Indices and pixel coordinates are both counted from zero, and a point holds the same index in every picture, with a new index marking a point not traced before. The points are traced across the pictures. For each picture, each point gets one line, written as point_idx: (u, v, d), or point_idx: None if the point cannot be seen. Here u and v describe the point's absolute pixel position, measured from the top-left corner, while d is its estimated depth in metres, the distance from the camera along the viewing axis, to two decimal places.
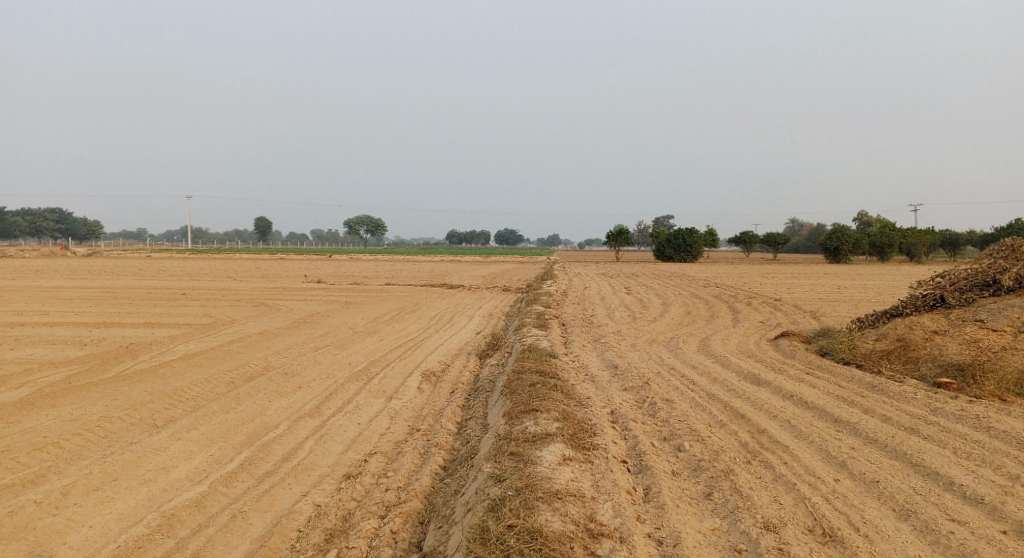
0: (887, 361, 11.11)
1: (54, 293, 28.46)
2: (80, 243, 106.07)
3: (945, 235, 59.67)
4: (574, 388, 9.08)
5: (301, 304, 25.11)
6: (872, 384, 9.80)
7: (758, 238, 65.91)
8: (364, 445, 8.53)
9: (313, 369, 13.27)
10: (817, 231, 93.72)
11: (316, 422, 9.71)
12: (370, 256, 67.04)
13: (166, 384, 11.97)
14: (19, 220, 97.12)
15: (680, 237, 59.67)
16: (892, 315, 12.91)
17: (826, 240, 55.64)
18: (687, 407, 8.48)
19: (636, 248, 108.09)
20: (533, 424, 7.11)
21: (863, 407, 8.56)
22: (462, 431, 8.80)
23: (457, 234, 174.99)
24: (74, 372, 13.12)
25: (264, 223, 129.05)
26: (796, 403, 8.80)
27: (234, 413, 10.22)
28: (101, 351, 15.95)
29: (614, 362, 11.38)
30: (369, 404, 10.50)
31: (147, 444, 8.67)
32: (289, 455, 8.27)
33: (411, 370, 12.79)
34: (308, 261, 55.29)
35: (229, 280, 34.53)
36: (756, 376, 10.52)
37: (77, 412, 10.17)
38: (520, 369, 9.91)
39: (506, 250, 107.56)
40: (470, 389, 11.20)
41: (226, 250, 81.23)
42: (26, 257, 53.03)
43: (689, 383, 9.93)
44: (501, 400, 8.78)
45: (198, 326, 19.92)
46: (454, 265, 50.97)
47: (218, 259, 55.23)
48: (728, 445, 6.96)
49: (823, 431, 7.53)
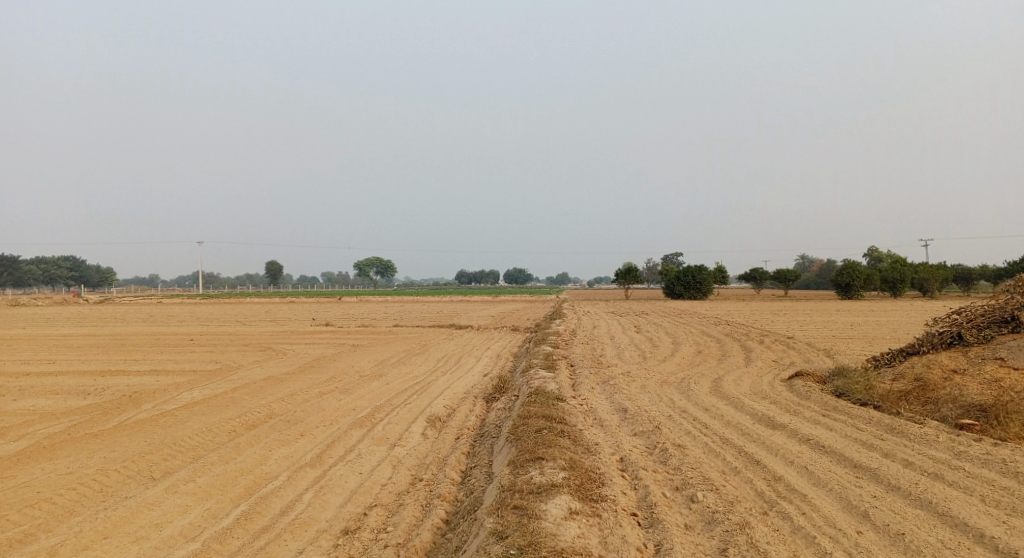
0: (905, 401, 10.77)
1: (63, 341, 28.42)
2: (94, 288, 107.01)
3: (958, 270, 59.11)
4: (581, 434, 8.79)
5: (308, 348, 24.91)
6: (891, 426, 9.47)
7: (767, 274, 65.48)
8: (365, 496, 8.24)
9: (317, 416, 13.01)
10: (828, 266, 93.21)
11: (317, 472, 9.44)
12: (380, 298, 67.10)
13: (166, 434, 11.73)
14: (33, 267, 97.80)
15: (689, 275, 59.39)
16: (909, 354, 12.58)
17: (837, 276, 55.23)
18: (699, 453, 8.16)
19: (645, 287, 107.85)
20: (538, 474, 6.82)
21: (882, 451, 8.24)
22: (466, 480, 8.50)
23: (466, 275, 175.38)
24: (74, 423, 12.91)
25: (274, 267, 129.62)
26: (813, 448, 8.48)
27: (233, 464, 9.96)
28: (105, 400, 15.77)
29: (624, 405, 11.08)
30: (372, 452, 10.23)
31: (142, 499, 8.41)
32: (287, 509, 7.99)
33: (415, 415, 12.51)
34: (318, 303, 55.36)
35: (237, 325, 34.42)
36: (770, 418, 10.20)
37: (73, 465, 9.94)
38: (526, 414, 9.62)
39: (515, 290, 107.64)
40: (476, 435, 10.91)
41: (237, 294, 81.78)
42: (38, 305, 53.07)
43: (701, 427, 9.61)
44: (506, 447, 8.50)
45: (203, 373, 19.74)
46: (463, 305, 50.78)
47: (228, 304, 55.28)
48: (744, 494, 6.64)
49: (842, 478, 7.20)
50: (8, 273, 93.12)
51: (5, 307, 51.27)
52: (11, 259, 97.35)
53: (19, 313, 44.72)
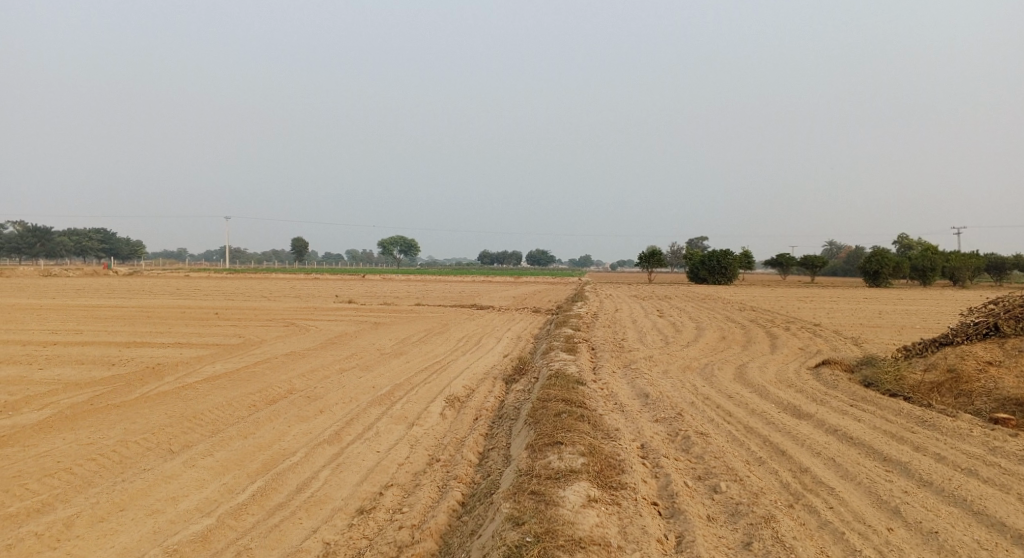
0: (937, 393, 10.46)
1: (91, 311, 28.76)
2: (123, 261, 108.60)
3: (991, 259, 57.83)
4: (601, 419, 8.62)
5: (331, 324, 24.95)
6: (922, 419, 9.18)
7: (794, 260, 64.56)
8: (381, 476, 8.15)
9: (336, 392, 12.96)
10: (856, 254, 91.75)
11: (334, 449, 9.38)
12: (403, 276, 67.34)
13: (187, 407, 11.76)
14: (65, 238, 99.43)
15: (714, 259, 58.71)
16: (942, 344, 12.23)
17: (865, 263, 54.30)
18: (723, 441, 7.95)
19: (669, 270, 107.05)
20: (556, 459, 6.66)
21: (913, 445, 7.98)
22: (483, 463, 8.37)
23: (489, 256, 175.36)
24: (98, 393, 13.00)
25: (300, 242, 130.73)
26: (841, 439, 8.24)
27: (252, 439, 9.93)
28: (128, 371, 15.88)
29: (646, 390, 10.88)
30: (390, 431, 10.15)
31: (159, 472, 8.40)
32: (303, 486, 7.93)
33: (434, 394, 12.41)
34: (341, 280, 55.68)
35: (261, 300, 34.64)
36: (796, 407, 9.94)
37: (95, 436, 9.98)
38: (546, 397, 9.46)
39: (538, 271, 107.26)
40: (494, 416, 10.78)
41: (263, 269, 82.48)
42: (68, 277, 54.00)
43: (725, 415, 9.38)
44: (525, 430, 8.35)
45: (226, 347, 19.83)
46: (486, 285, 50.67)
47: (254, 279, 55.78)
48: (769, 486, 6.44)
49: (871, 471, 6.97)
50: (41, 244, 94.79)
51: (37, 277, 52.11)
52: (43, 230, 99.05)
53: (50, 283, 45.46)
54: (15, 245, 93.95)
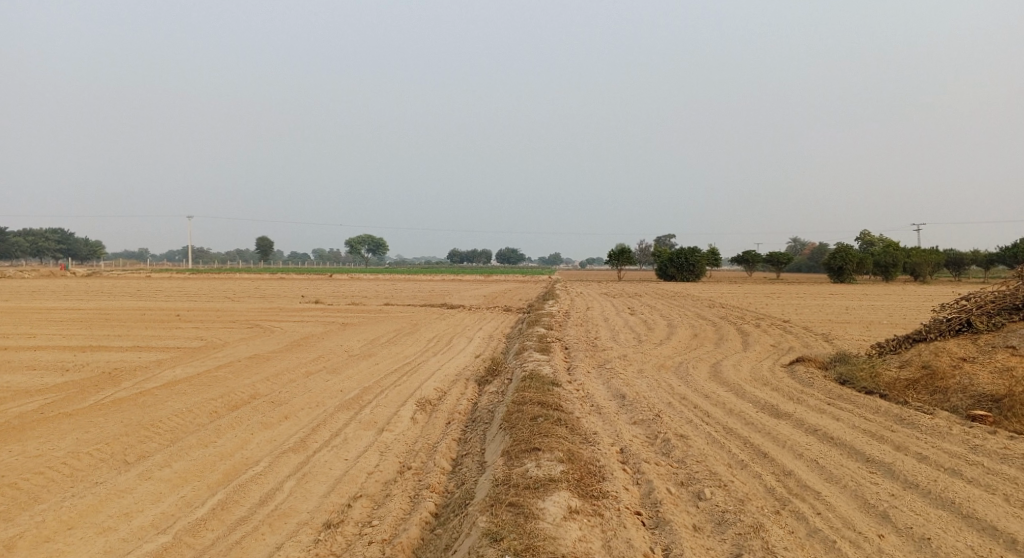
0: (913, 390, 10.38)
1: (46, 315, 27.75)
2: (82, 262, 106.09)
3: (950, 254, 58.95)
4: (579, 422, 8.36)
5: (297, 326, 24.37)
6: (901, 417, 9.07)
7: (760, 257, 65.17)
8: (349, 486, 7.80)
9: (303, 397, 12.51)
10: (820, 250, 92.98)
11: (299, 458, 8.98)
12: (370, 276, 66.61)
13: (145, 415, 11.25)
14: (20, 239, 96.83)
15: (682, 256, 58.99)
16: (915, 341, 12.19)
17: (829, 259, 55.02)
18: (704, 444, 7.73)
19: (637, 268, 107.76)
20: (534, 467, 6.37)
21: (894, 444, 7.84)
22: (456, 471, 8.05)
23: (457, 254, 174.66)
24: (49, 401, 12.41)
25: (265, 241, 128.87)
26: (822, 439, 8.09)
27: (212, 448, 9.48)
28: (83, 377, 15.23)
29: (622, 391, 10.64)
30: (358, 437, 9.77)
31: (113, 485, 7.92)
32: (267, 498, 7.54)
33: (404, 398, 12.05)
34: (309, 281, 54.93)
35: (225, 301, 33.84)
36: (774, 407, 9.78)
37: (44, 447, 9.46)
38: (521, 400, 9.17)
39: (506, 269, 107.11)
40: (467, 420, 10.46)
41: (228, 270, 81.24)
42: (26, 278, 52.51)
43: (703, 416, 9.17)
44: (500, 435, 8.05)
45: (187, 350, 19.18)
46: (455, 284, 50.29)
47: (219, 280, 54.61)
48: (754, 492, 6.23)
49: (856, 473, 6.80)
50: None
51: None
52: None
53: (5, 286, 44.01)
54: None
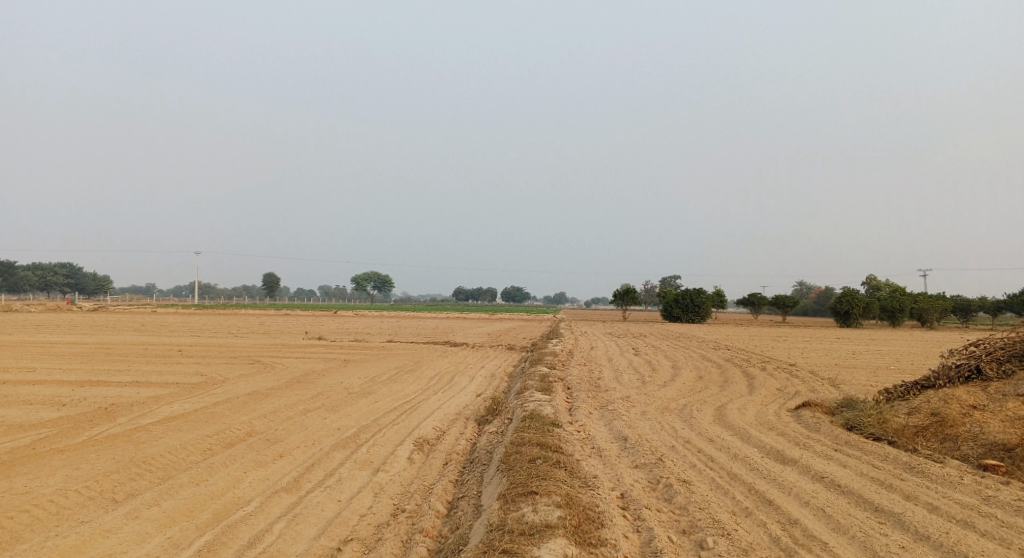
0: (922, 438, 10.14)
1: (48, 348, 27.63)
2: (89, 296, 106.43)
3: (957, 300, 58.57)
4: (578, 465, 8.14)
5: (299, 362, 24.18)
6: (910, 465, 8.81)
7: (766, 300, 64.89)
8: (340, 528, 7.59)
9: (299, 435, 12.30)
10: (826, 294, 92.66)
11: (292, 498, 8.77)
12: (375, 313, 66.47)
13: (137, 451, 11.04)
14: (29, 273, 97.25)
15: (687, 297, 58.75)
16: (924, 387, 11.95)
17: (835, 303, 54.74)
18: (707, 490, 7.50)
19: (641, 310, 107.47)
20: (531, 511, 6.17)
21: (904, 493, 7.60)
22: (452, 513, 7.84)
23: (462, 293, 174.78)
24: (42, 436, 12.21)
25: (271, 278, 129.11)
26: (829, 487, 7.85)
27: (204, 486, 9.28)
28: (79, 412, 15.05)
29: (624, 433, 10.41)
30: (353, 477, 9.56)
31: (98, 524, 7.73)
32: (256, 540, 7.33)
33: (403, 437, 11.84)
34: (314, 317, 54.81)
35: (227, 336, 33.68)
36: (780, 452, 9.53)
37: (32, 484, 9.26)
38: (520, 441, 8.97)
39: (510, 308, 106.95)
40: (466, 461, 10.23)
41: (233, 305, 81.30)
42: (32, 311, 52.52)
43: (707, 460, 8.94)
44: (498, 478, 7.84)
45: (187, 385, 19.02)
46: (459, 322, 50.13)
47: (223, 315, 54.41)
48: (758, 541, 6.00)
49: (864, 523, 6.57)
50: (4, 279, 92.53)
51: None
52: (6, 264, 96.63)
53: (10, 319, 43.95)
54: None
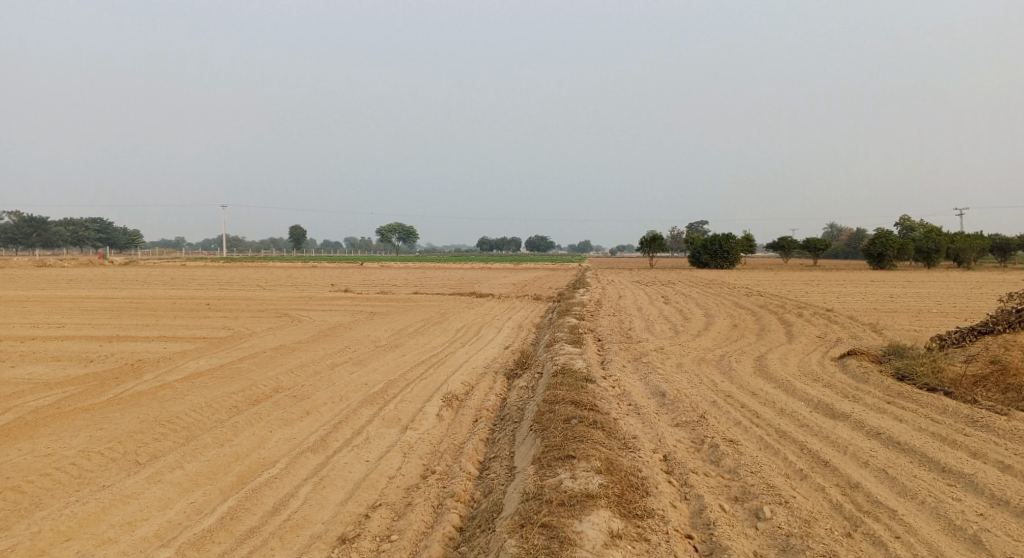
0: (982, 388, 9.54)
1: (78, 303, 27.63)
2: (119, 251, 107.53)
3: (996, 240, 56.81)
4: (616, 424, 7.67)
5: (325, 315, 23.90)
6: (972, 418, 8.23)
7: (796, 243, 63.59)
8: (368, 492, 7.23)
9: (326, 391, 11.98)
10: (858, 237, 90.78)
11: (319, 459, 8.44)
12: (400, 264, 66.35)
13: (162, 410, 10.80)
14: (62, 228, 98.26)
15: (717, 242, 57.57)
16: (981, 333, 11.25)
17: (868, 245, 53.39)
18: (757, 451, 7.00)
19: (668, 255, 106.26)
20: (569, 478, 5.74)
21: (970, 451, 7.05)
22: (484, 476, 7.46)
23: (487, 242, 174.37)
24: (67, 395, 12.02)
25: (298, 230, 129.19)
26: (888, 444, 7.34)
27: (228, 447, 8.98)
28: (106, 369, 14.87)
29: (661, 388, 9.92)
30: (381, 436, 9.21)
31: (120, 488, 7.47)
32: (281, 505, 7.00)
33: (431, 392, 11.47)
34: (340, 268, 54.68)
35: (254, 289, 33.59)
36: (829, 406, 8.99)
37: (54, 446, 9.03)
38: (552, 399, 8.50)
39: (535, 257, 106.31)
40: (496, 419, 9.82)
41: (262, 259, 81.54)
42: (65, 266, 53.06)
43: (752, 416, 8.42)
44: (531, 439, 7.42)
45: (213, 340, 18.81)
46: (485, 272, 49.62)
47: (252, 268, 54.14)
48: (819, 509, 5.54)
49: (932, 485, 6.07)
50: (37, 234, 93.33)
51: (29, 268, 50.25)
52: (39, 219, 97.53)
53: (42, 274, 44.26)
54: (10, 235, 92.41)
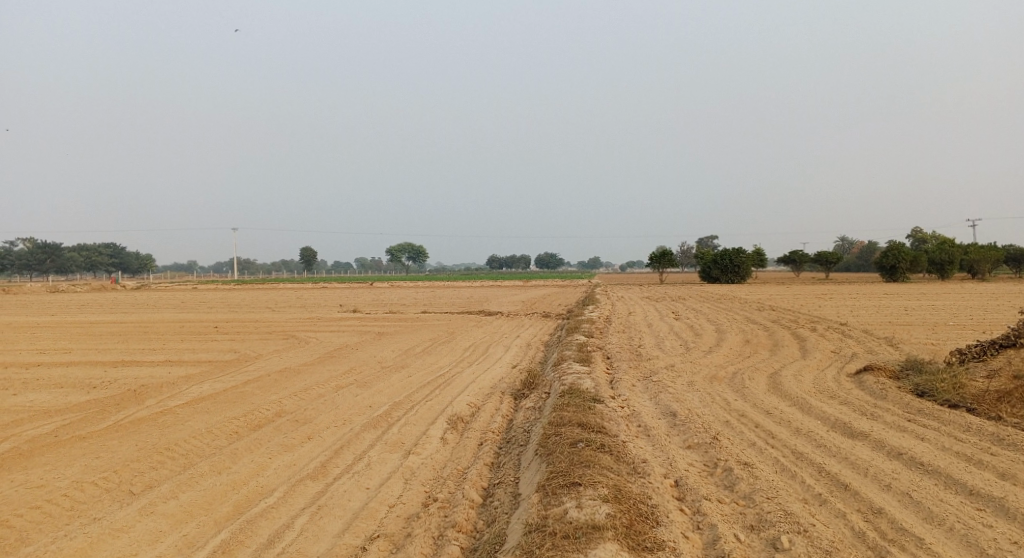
0: (1006, 404, 9.17)
1: (86, 328, 27.52)
2: (131, 276, 108.12)
3: (1010, 251, 56.07)
4: (624, 448, 7.35)
5: (333, 336, 23.68)
6: (998, 436, 7.87)
7: (807, 257, 63.04)
8: (367, 523, 6.94)
9: (329, 415, 11.72)
10: (870, 250, 90.05)
11: (318, 487, 8.17)
12: (410, 283, 66.17)
13: (161, 437, 10.56)
14: (75, 253, 98.80)
15: (727, 257, 57.15)
16: (1002, 346, 10.89)
17: (881, 257, 52.81)
18: (773, 474, 6.67)
19: (678, 271, 105.76)
20: (574, 507, 5.43)
21: (998, 471, 6.69)
22: (488, 503, 7.16)
23: (497, 260, 174.23)
24: (66, 422, 11.80)
25: (308, 251, 129.51)
26: (910, 465, 6.98)
27: (225, 475, 8.71)
28: (108, 395, 14.68)
29: (672, 408, 9.59)
30: (383, 461, 8.92)
31: (111, 521, 7.21)
32: (275, 538, 6.72)
33: (436, 414, 11.20)
34: (349, 289, 54.57)
35: (263, 312, 33.44)
36: (847, 424, 8.64)
37: (48, 476, 8.79)
38: (558, 421, 8.19)
39: (545, 275, 106.02)
40: (502, 441, 9.51)
41: (273, 281, 81.77)
42: (76, 292, 53.25)
43: (767, 437, 8.09)
44: (536, 464, 7.12)
45: (219, 364, 18.60)
46: (495, 290, 49.25)
47: (264, 290, 54.13)
48: (840, 538, 5.20)
49: (960, 510, 5.72)
50: (50, 260, 93.87)
51: (42, 293, 50.60)
52: (52, 245, 98.20)
53: (53, 299, 44.42)
54: (24, 260, 92.88)
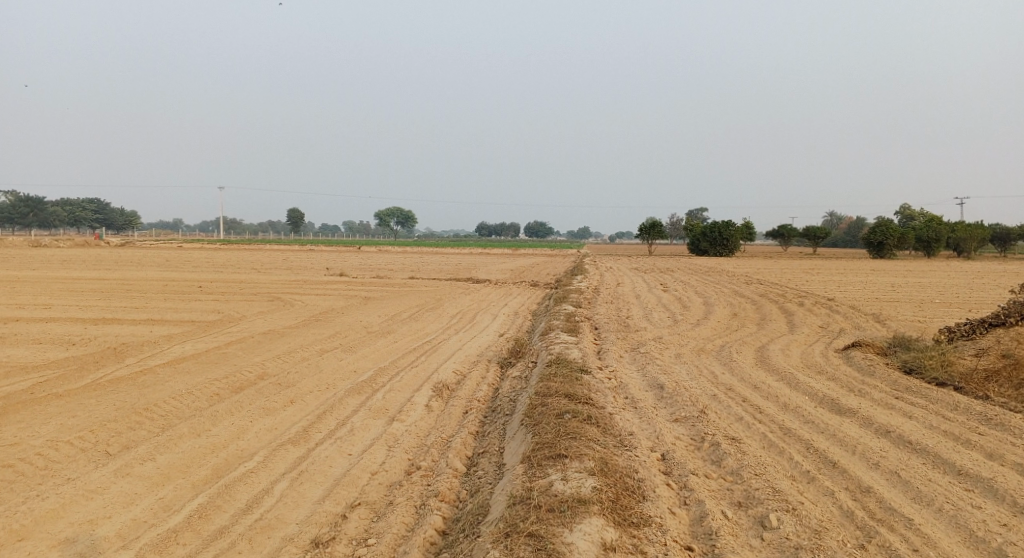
0: (993, 384, 9.14)
1: (68, 285, 27.10)
2: (116, 232, 106.89)
3: (997, 230, 56.35)
4: (611, 420, 7.24)
5: (319, 299, 23.42)
6: (986, 416, 7.82)
7: (795, 231, 63.14)
8: (348, 490, 6.82)
9: (313, 378, 11.56)
10: (857, 226, 90.36)
11: (298, 452, 8.03)
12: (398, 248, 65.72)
13: (140, 397, 10.37)
14: (58, 209, 97.40)
15: (716, 230, 57.10)
16: (992, 326, 10.85)
17: (869, 234, 52.97)
18: (760, 450, 6.58)
19: (666, 242, 105.81)
20: (560, 480, 5.32)
21: (986, 452, 6.64)
22: (472, 473, 7.05)
23: (485, 227, 173.55)
24: (43, 379, 11.57)
25: (296, 213, 128.38)
26: (899, 443, 6.92)
27: (205, 438, 8.56)
28: (88, 353, 14.45)
29: (659, 380, 9.50)
30: (366, 428, 8.79)
31: (85, 482, 7.05)
32: (253, 503, 6.59)
33: (421, 381, 11.06)
34: (336, 252, 54.16)
35: (249, 272, 33.08)
36: (835, 401, 8.57)
37: (22, 434, 8.60)
38: (544, 391, 8.07)
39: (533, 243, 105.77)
40: (487, 410, 9.40)
41: (259, 242, 81.01)
42: (59, 247, 52.52)
43: (754, 412, 8.00)
44: (522, 434, 7.01)
45: (202, 324, 18.35)
46: (484, 258, 49.05)
47: (250, 251, 53.57)
48: (828, 517, 5.13)
49: (949, 491, 5.65)
50: (33, 214, 92.44)
51: (25, 247, 49.88)
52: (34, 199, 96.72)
53: (35, 254, 43.82)
54: (5, 213, 91.41)
